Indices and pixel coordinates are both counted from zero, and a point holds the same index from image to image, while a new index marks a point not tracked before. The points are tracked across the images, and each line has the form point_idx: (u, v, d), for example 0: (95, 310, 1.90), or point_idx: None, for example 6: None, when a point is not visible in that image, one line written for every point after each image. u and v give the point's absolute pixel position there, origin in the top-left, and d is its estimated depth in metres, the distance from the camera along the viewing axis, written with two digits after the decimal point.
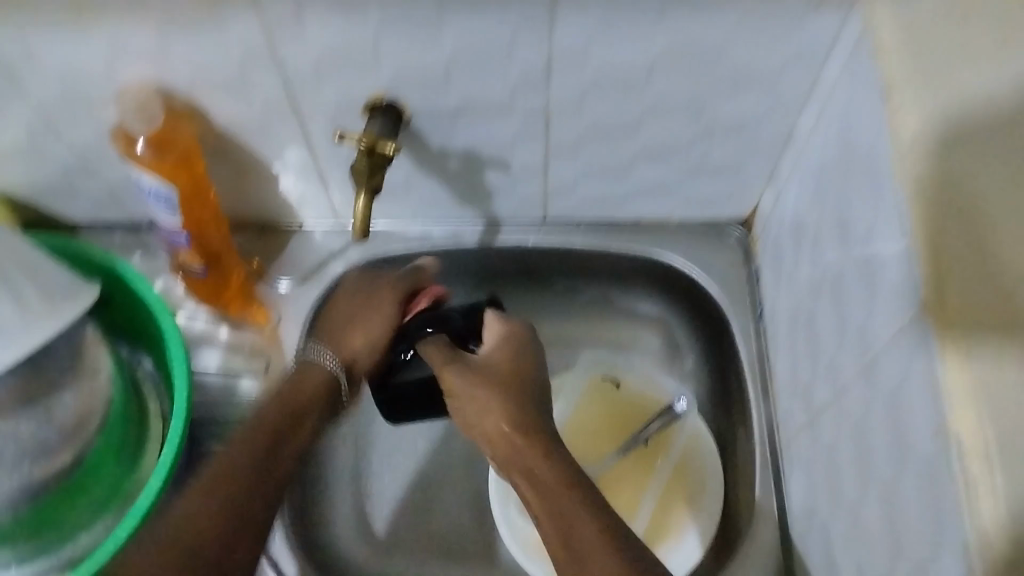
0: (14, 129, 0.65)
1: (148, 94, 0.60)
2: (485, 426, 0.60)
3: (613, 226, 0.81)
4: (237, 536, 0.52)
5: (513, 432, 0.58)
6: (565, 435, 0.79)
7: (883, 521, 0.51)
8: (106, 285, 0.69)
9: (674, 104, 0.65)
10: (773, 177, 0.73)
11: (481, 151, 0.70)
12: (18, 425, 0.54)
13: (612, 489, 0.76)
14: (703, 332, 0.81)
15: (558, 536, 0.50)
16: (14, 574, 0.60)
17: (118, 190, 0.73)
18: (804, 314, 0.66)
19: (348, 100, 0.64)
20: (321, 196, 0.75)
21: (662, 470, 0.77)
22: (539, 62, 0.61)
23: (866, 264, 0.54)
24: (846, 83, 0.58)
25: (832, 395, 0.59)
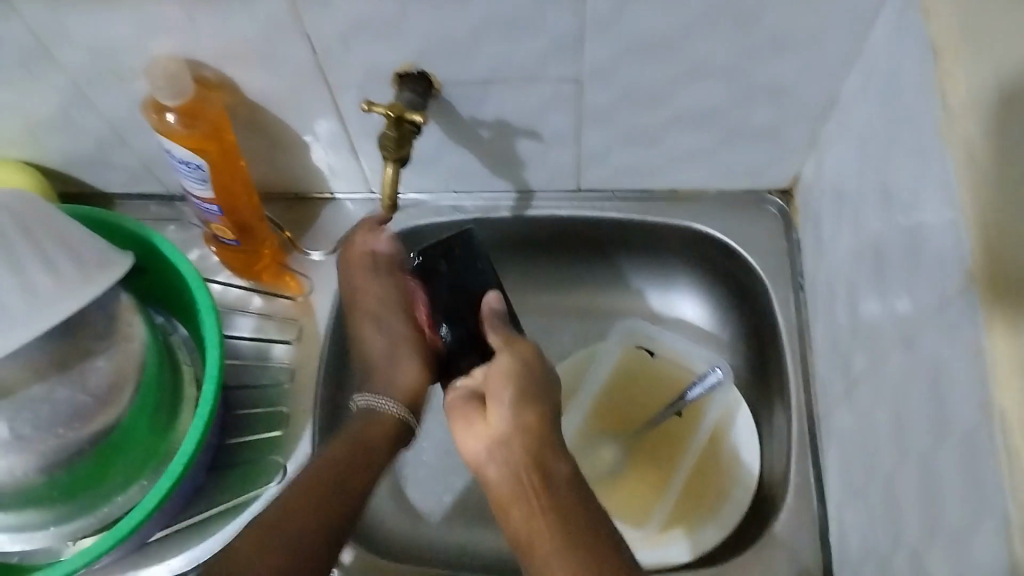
0: (48, 101, 0.65)
1: (178, 68, 0.59)
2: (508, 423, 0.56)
3: (648, 196, 0.79)
4: (274, 540, 0.51)
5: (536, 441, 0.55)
6: (592, 393, 0.80)
7: (920, 500, 0.49)
8: (139, 252, 0.69)
9: (710, 68, 0.63)
10: (816, 144, 0.71)
11: (512, 120, 0.69)
12: (52, 390, 0.55)
13: (639, 459, 0.76)
14: (740, 304, 0.79)
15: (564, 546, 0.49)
16: (53, 534, 0.61)
17: (152, 161, 0.73)
18: (844, 286, 0.64)
19: (376, 69, 0.63)
20: (351, 166, 0.75)
21: (698, 439, 0.75)
22: (571, 27, 0.59)
23: (909, 234, 0.52)
24: (892, 44, 0.55)
25: (872, 370, 0.58)
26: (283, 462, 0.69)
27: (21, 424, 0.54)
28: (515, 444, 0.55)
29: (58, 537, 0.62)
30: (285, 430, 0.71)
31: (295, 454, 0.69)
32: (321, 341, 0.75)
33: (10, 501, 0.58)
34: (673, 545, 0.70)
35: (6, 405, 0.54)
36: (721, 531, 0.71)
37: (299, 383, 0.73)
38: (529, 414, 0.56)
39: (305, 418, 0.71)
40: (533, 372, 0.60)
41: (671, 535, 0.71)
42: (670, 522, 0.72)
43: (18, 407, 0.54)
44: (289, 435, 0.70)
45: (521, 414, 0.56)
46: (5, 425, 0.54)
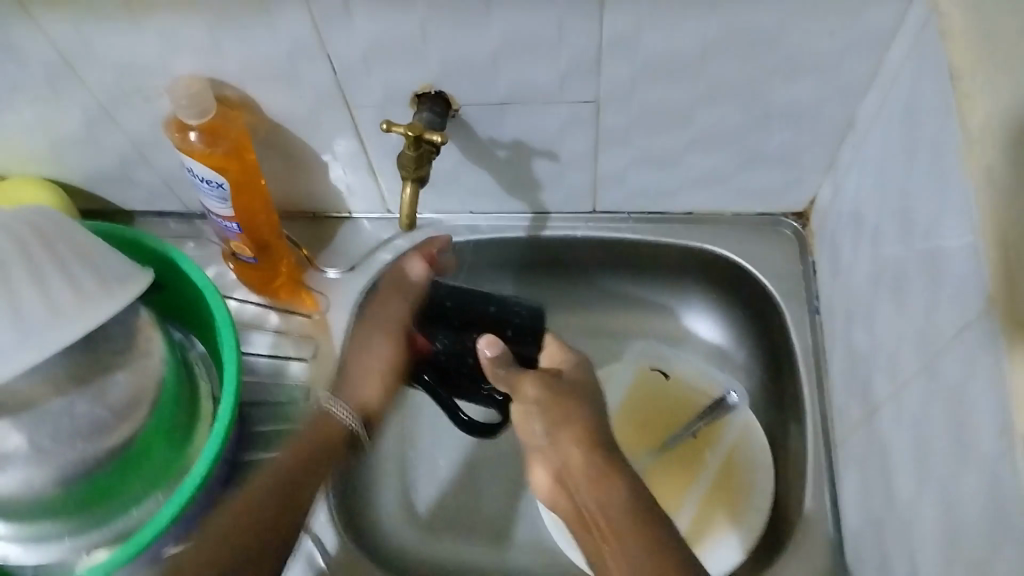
0: (73, 119, 0.66)
1: (200, 87, 0.60)
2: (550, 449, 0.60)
3: (663, 217, 0.79)
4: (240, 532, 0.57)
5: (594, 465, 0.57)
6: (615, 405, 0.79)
7: (940, 528, 0.49)
8: (159, 269, 0.70)
9: (728, 92, 0.64)
10: (832, 167, 0.71)
11: (530, 141, 0.69)
12: (71, 402, 0.55)
13: (656, 479, 0.75)
14: (755, 326, 0.79)
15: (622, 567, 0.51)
16: (68, 545, 0.62)
17: (172, 178, 0.74)
18: (861, 309, 0.64)
19: (395, 90, 0.64)
20: (369, 185, 0.75)
21: (713, 461, 0.75)
22: (590, 50, 0.59)
23: (928, 259, 0.52)
24: (909, 69, 0.56)
25: (890, 394, 0.57)
26: None
27: (41, 435, 0.55)
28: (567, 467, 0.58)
29: (73, 549, 0.62)
30: None
31: None
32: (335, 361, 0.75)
33: (29, 510, 0.58)
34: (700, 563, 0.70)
35: (30, 415, 0.54)
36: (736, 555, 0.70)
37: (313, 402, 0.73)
38: (572, 450, 0.58)
39: None
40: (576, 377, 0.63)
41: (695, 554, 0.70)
42: (694, 538, 0.71)
43: (39, 420, 0.55)
44: None
45: (563, 441, 0.58)
46: (24, 437, 0.54)
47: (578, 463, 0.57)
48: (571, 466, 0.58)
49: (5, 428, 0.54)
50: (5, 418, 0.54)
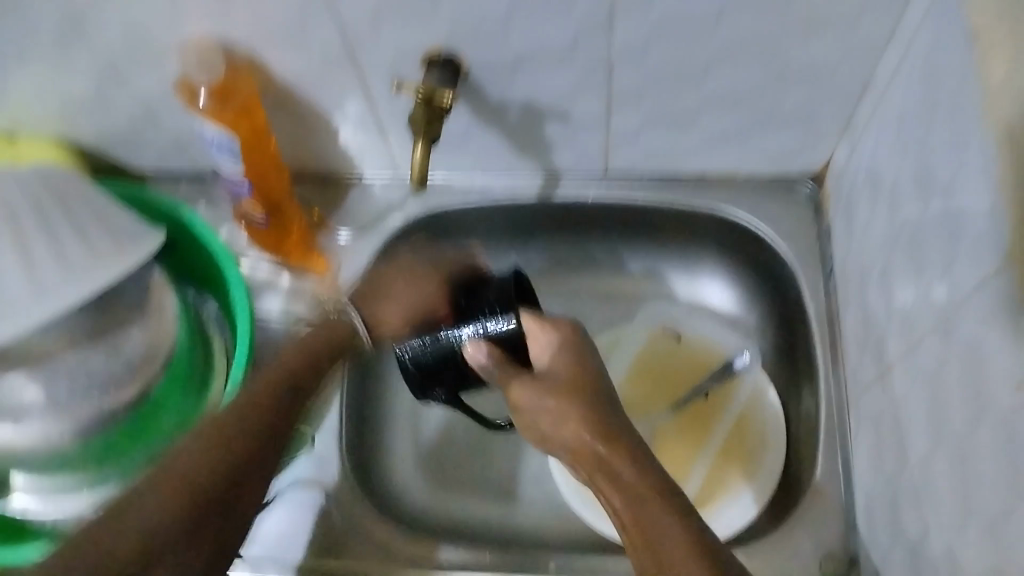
0: (82, 79, 0.66)
1: (208, 45, 0.61)
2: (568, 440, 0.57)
3: (676, 178, 0.78)
4: (191, 480, 0.51)
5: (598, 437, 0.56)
6: (628, 368, 0.79)
7: (953, 489, 0.49)
8: (171, 228, 0.70)
9: (743, 51, 0.62)
10: (848, 128, 0.70)
11: (542, 102, 0.68)
12: (87, 358, 0.56)
13: (666, 439, 0.75)
14: (768, 289, 0.79)
15: (637, 524, 0.51)
16: (87, 498, 0.62)
17: (184, 139, 0.74)
18: (877, 271, 0.63)
19: (406, 50, 0.63)
20: (380, 146, 0.75)
21: (724, 422, 0.75)
22: (604, 7, 0.58)
23: (945, 220, 0.51)
24: (931, 25, 0.54)
25: (904, 357, 0.57)
26: (312, 434, 0.70)
27: (57, 389, 0.55)
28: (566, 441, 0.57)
29: (93, 502, 0.62)
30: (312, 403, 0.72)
31: (324, 423, 0.71)
32: None
33: (45, 465, 0.59)
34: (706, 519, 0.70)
35: (44, 368, 0.55)
36: (748, 510, 0.70)
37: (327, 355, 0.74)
38: (568, 424, 0.57)
39: (334, 387, 0.73)
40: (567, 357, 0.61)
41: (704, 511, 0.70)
42: (703, 497, 0.71)
43: (55, 373, 0.55)
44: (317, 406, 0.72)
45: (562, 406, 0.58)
46: (41, 390, 0.55)
47: (577, 432, 0.56)
48: (576, 451, 0.56)
49: (22, 381, 0.54)
50: (23, 372, 0.54)
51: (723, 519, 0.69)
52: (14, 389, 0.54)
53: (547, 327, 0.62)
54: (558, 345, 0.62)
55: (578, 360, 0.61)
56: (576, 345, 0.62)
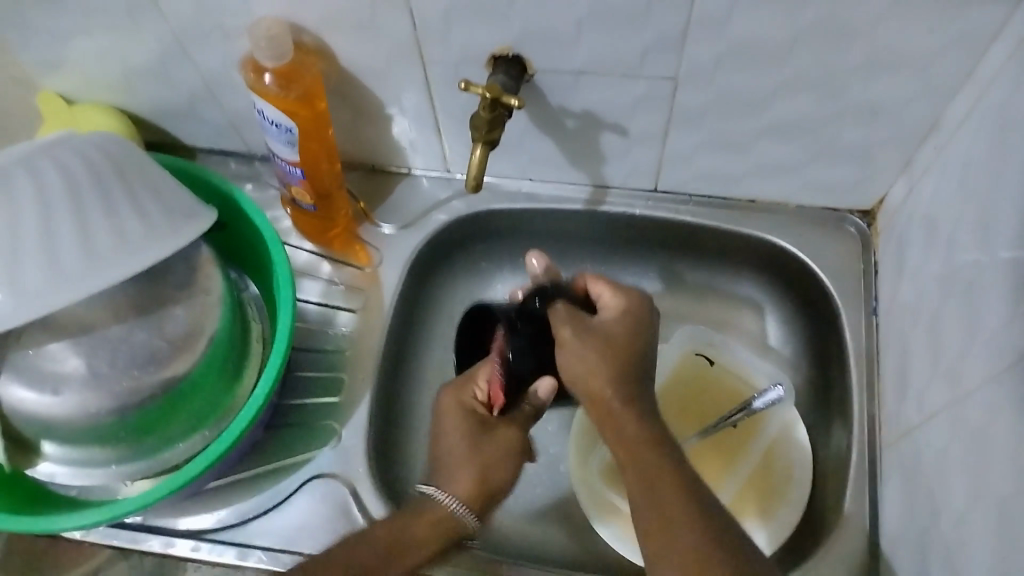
0: (147, 50, 0.66)
1: (280, 31, 0.59)
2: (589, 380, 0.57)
3: (725, 204, 0.78)
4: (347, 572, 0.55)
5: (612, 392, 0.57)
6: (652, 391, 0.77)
7: (991, 545, 0.48)
8: (223, 210, 0.71)
9: (812, 80, 0.62)
10: (908, 167, 0.69)
11: (600, 114, 0.68)
12: (130, 331, 0.56)
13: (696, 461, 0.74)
14: (808, 322, 0.78)
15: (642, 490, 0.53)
16: (113, 472, 0.62)
17: (238, 119, 0.74)
18: (925, 314, 0.62)
19: (471, 49, 0.63)
20: (433, 142, 0.75)
21: (720, 496, 0.72)
22: (676, 25, 0.58)
23: (1004, 272, 0.51)
24: (1009, 72, 0.54)
25: (948, 405, 0.56)
26: (338, 429, 0.70)
27: (99, 361, 0.55)
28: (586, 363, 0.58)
29: (117, 476, 0.62)
30: (342, 397, 0.72)
31: (349, 420, 0.70)
32: (384, 314, 0.75)
33: (77, 438, 0.59)
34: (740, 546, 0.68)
35: (88, 339, 0.55)
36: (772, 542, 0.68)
37: (359, 354, 0.73)
38: (597, 374, 0.57)
39: (364, 387, 0.72)
40: (617, 321, 0.61)
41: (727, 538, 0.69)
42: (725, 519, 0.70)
43: (97, 345, 0.55)
44: (345, 403, 0.71)
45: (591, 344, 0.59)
46: (81, 362, 0.55)
47: (592, 393, 0.57)
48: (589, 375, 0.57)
49: (65, 351, 0.55)
50: (66, 340, 0.55)
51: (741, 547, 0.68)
52: (56, 355, 0.55)
53: (618, 290, 0.63)
54: (599, 331, 0.60)
55: (636, 327, 0.61)
56: (629, 358, 0.58)
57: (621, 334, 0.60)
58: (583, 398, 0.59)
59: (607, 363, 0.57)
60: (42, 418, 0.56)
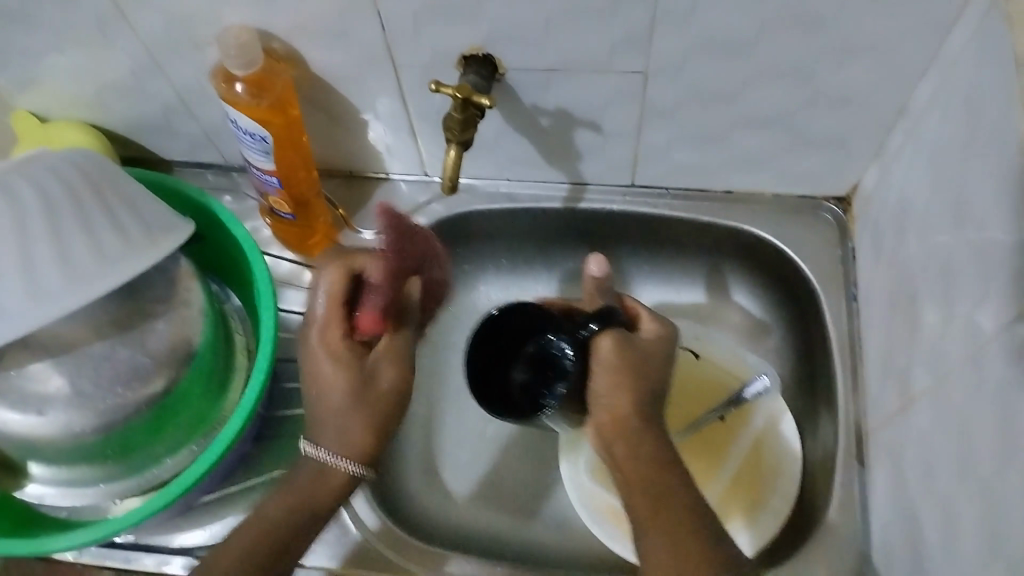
0: (118, 65, 0.66)
1: (249, 37, 0.59)
2: (604, 406, 0.56)
3: (703, 196, 0.78)
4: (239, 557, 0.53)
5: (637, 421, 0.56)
6: None
7: (978, 522, 0.48)
8: (201, 222, 0.71)
9: (782, 69, 0.62)
10: (880, 152, 0.70)
11: (575, 111, 0.68)
12: (113, 348, 0.56)
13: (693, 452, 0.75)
14: (790, 310, 0.79)
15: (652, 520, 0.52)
16: (102, 491, 0.62)
17: (214, 131, 0.74)
18: (903, 297, 0.63)
19: (443, 51, 0.63)
20: (408, 146, 0.75)
21: (709, 494, 0.73)
22: (644, 19, 0.59)
23: (977, 251, 0.52)
24: (972, 53, 0.54)
25: (929, 385, 0.57)
26: None
27: (82, 380, 0.55)
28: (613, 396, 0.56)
29: (106, 495, 0.62)
30: None
31: None
32: None
33: (64, 458, 0.58)
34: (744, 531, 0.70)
35: (70, 358, 0.55)
36: (772, 524, 0.70)
37: None
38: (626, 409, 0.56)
39: None
40: (655, 344, 0.60)
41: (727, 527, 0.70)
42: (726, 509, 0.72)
43: (80, 364, 0.55)
44: None
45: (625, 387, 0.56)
46: (65, 381, 0.55)
47: (614, 419, 0.56)
48: (613, 410, 0.56)
49: (48, 369, 0.55)
50: (48, 359, 0.55)
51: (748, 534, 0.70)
52: (39, 374, 0.55)
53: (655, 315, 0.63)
54: (635, 348, 0.57)
55: (668, 354, 0.60)
56: (654, 403, 0.58)
57: (653, 363, 0.58)
58: (602, 422, 0.57)
59: (642, 398, 0.56)
60: (28, 439, 0.56)
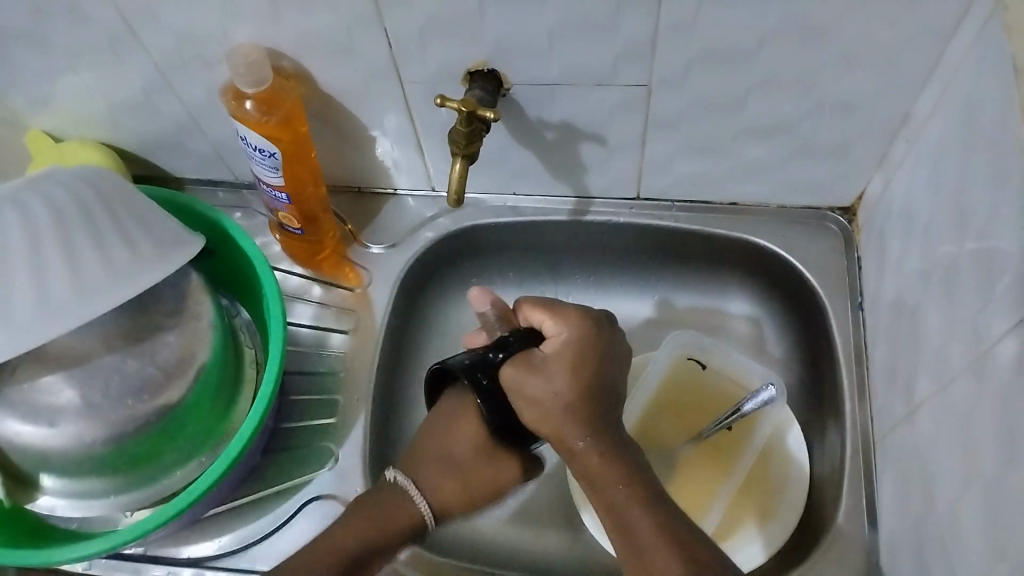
0: (130, 84, 0.68)
1: (257, 57, 0.60)
2: (544, 431, 0.58)
3: (707, 208, 0.79)
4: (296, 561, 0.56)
5: (578, 434, 0.57)
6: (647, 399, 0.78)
7: (983, 528, 0.48)
8: (212, 237, 0.72)
9: (783, 80, 0.63)
10: (884, 161, 0.70)
11: (579, 124, 0.69)
12: (123, 360, 0.57)
13: (695, 463, 0.74)
14: (797, 320, 0.79)
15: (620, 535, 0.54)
16: (111, 503, 0.62)
17: (224, 148, 0.75)
18: (908, 305, 0.63)
19: (449, 66, 0.64)
20: (415, 161, 0.76)
21: (709, 522, 0.71)
22: (645, 33, 0.59)
23: (980, 257, 0.52)
24: (973, 62, 0.55)
25: (935, 393, 0.57)
26: (335, 450, 0.70)
27: (92, 392, 0.56)
28: (538, 418, 0.58)
29: (116, 506, 0.63)
30: (338, 418, 0.72)
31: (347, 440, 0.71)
32: (376, 334, 0.76)
33: (76, 469, 0.59)
34: (740, 553, 0.70)
35: (80, 371, 0.56)
36: (780, 532, 0.70)
37: (354, 375, 0.74)
38: (559, 427, 0.57)
39: (359, 408, 0.72)
40: (564, 347, 0.60)
41: (732, 544, 0.70)
42: (727, 528, 0.71)
43: (90, 375, 0.56)
44: (342, 423, 0.72)
45: (546, 407, 0.58)
46: (75, 393, 0.56)
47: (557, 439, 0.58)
48: (553, 433, 0.58)
49: (59, 382, 0.56)
50: (59, 372, 0.56)
51: (743, 555, 0.70)
52: (50, 388, 0.56)
53: (559, 317, 0.62)
54: (544, 371, 0.59)
55: (582, 349, 0.60)
56: (589, 405, 0.58)
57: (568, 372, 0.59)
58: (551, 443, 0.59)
59: (571, 416, 0.57)
60: (39, 450, 0.57)
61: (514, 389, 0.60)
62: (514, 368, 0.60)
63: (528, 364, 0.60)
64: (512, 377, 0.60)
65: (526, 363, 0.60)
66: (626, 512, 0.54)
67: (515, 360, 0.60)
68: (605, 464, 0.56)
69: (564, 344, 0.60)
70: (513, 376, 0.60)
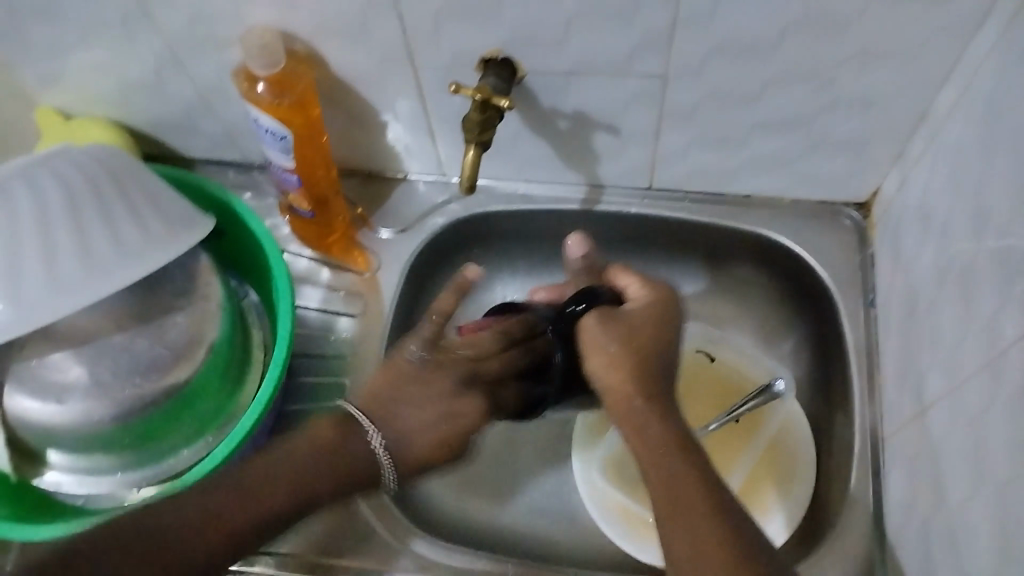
0: (143, 63, 0.67)
1: (270, 40, 0.60)
2: (603, 384, 0.57)
3: (720, 199, 0.78)
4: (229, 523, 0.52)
5: (632, 393, 0.55)
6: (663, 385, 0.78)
7: (992, 531, 0.48)
8: (222, 218, 0.72)
9: (801, 74, 0.62)
10: (901, 158, 0.69)
11: (593, 114, 0.69)
12: (132, 340, 0.57)
13: (720, 445, 0.75)
14: (806, 315, 0.78)
15: (664, 490, 0.51)
16: (119, 479, 0.63)
17: (236, 129, 0.75)
18: (921, 303, 0.63)
19: (463, 52, 0.63)
20: (428, 147, 0.76)
21: (732, 480, 0.73)
22: (663, 23, 0.59)
23: (995, 259, 0.51)
24: (995, 61, 0.54)
25: (945, 394, 0.56)
26: None
27: (101, 371, 0.56)
28: (602, 372, 0.57)
29: (123, 484, 0.63)
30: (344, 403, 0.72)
31: None
32: (384, 321, 0.76)
33: (83, 446, 0.59)
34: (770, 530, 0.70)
35: (90, 349, 0.56)
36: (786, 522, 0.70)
37: (361, 358, 0.74)
38: (622, 381, 0.56)
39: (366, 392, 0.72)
40: (646, 308, 0.60)
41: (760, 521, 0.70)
42: (756, 505, 0.71)
43: (99, 355, 0.56)
44: None
45: (616, 359, 0.56)
46: (84, 371, 0.56)
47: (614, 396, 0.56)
48: (610, 388, 0.56)
49: (69, 360, 0.56)
50: (68, 350, 0.56)
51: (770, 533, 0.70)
52: (58, 365, 0.56)
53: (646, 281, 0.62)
54: (621, 323, 0.58)
55: (662, 316, 0.59)
56: (652, 363, 0.56)
57: (643, 326, 0.58)
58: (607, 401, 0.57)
59: (637, 372, 0.56)
60: (46, 426, 0.57)
61: (587, 337, 0.59)
62: (596, 317, 0.59)
63: (606, 318, 0.59)
64: (589, 327, 0.59)
65: (609, 315, 0.59)
66: (674, 473, 0.52)
67: (597, 311, 0.60)
68: (658, 426, 0.54)
69: (646, 305, 0.60)
70: (592, 324, 0.59)
